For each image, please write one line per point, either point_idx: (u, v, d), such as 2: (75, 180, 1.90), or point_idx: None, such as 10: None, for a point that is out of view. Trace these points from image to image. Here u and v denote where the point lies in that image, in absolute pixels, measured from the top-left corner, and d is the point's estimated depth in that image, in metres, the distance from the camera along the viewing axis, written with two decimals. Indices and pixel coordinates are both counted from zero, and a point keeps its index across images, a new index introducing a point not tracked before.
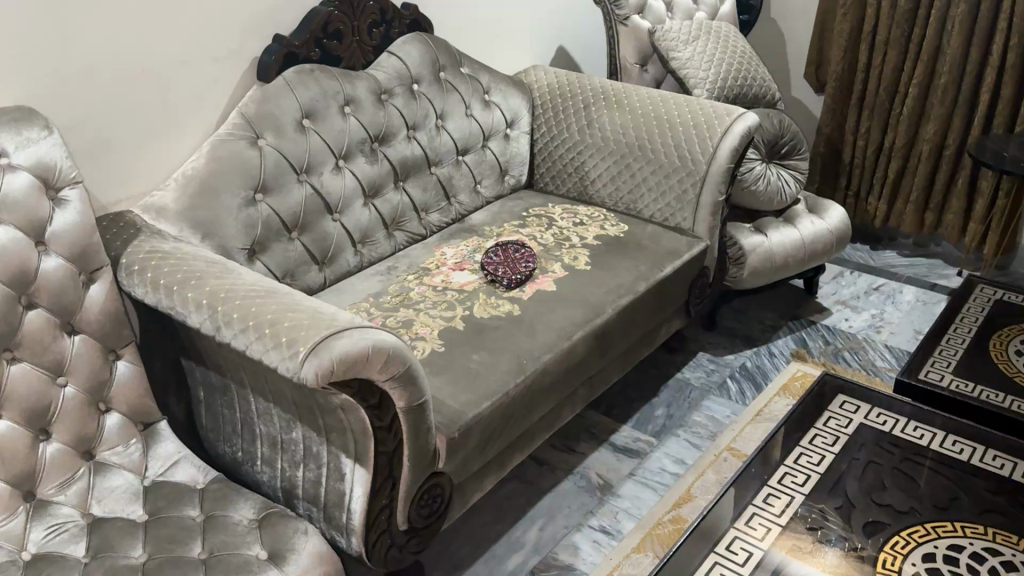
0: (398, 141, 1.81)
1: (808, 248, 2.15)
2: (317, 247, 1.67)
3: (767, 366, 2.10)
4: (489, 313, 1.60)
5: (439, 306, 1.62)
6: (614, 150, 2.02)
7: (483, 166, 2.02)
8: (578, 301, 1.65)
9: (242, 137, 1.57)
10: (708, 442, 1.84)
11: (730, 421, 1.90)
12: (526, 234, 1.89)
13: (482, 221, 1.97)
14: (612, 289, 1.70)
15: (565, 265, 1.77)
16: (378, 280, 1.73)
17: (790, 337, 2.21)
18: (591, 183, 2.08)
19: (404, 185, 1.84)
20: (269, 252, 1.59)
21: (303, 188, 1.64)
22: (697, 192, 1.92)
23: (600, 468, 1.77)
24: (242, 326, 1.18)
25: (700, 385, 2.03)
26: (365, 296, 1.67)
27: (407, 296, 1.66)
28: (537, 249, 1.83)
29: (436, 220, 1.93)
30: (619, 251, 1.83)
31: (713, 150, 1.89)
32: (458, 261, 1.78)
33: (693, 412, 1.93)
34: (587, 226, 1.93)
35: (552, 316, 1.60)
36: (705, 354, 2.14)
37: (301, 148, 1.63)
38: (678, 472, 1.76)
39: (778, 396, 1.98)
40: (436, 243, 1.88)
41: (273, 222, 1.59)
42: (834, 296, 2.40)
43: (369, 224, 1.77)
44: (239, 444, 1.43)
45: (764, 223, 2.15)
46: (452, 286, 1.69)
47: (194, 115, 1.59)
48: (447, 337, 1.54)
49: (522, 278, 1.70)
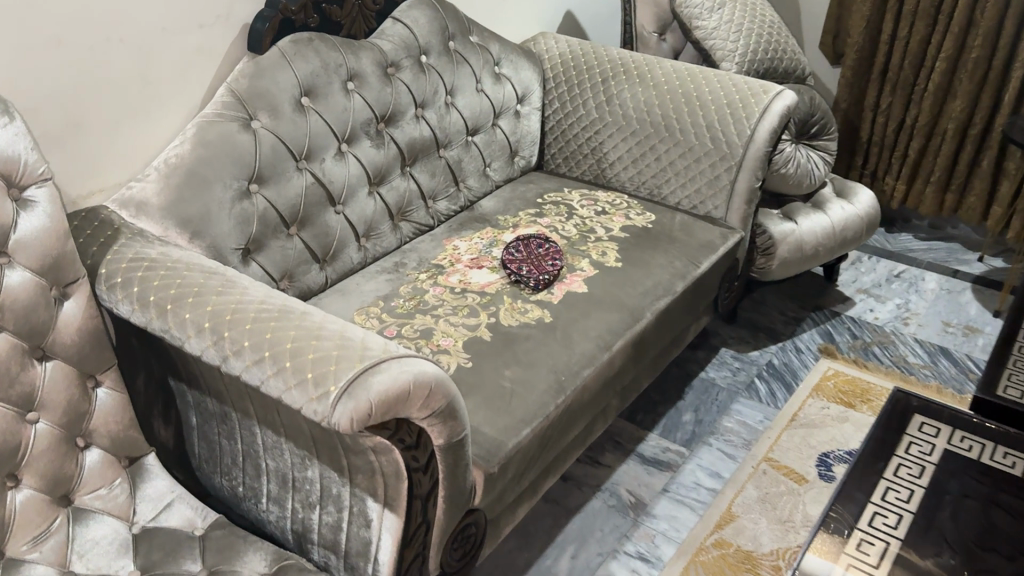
0: (405, 122, 1.60)
1: (838, 236, 2.01)
2: (318, 243, 1.48)
3: (795, 363, 1.96)
4: (517, 320, 1.43)
5: (460, 312, 1.44)
6: (636, 129, 1.84)
7: (493, 147, 1.83)
8: (614, 305, 1.48)
9: (233, 118, 1.36)
10: (743, 452, 1.70)
11: (764, 427, 1.76)
12: (546, 224, 1.71)
13: (493, 209, 1.78)
14: (648, 290, 1.53)
15: (594, 262, 1.59)
16: (386, 280, 1.54)
17: (815, 329, 2.08)
18: (609, 166, 1.90)
19: (411, 170, 1.64)
20: (266, 251, 1.40)
21: (303, 177, 1.43)
22: (730, 179, 1.75)
23: (630, 484, 1.62)
24: (255, 357, 0.99)
25: (728, 386, 1.88)
26: (374, 300, 1.48)
27: (422, 300, 1.47)
28: (559, 242, 1.64)
29: (444, 208, 1.73)
30: (650, 244, 1.66)
31: (749, 132, 1.72)
32: (474, 258, 1.60)
33: (723, 417, 1.79)
34: (611, 215, 1.76)
35: (589, 323, 1.43)
36: (728, 349, 1.99)
37: (301, 131, 1.42)
38: (715, 488, 1.62)
39: (811, 398, 1.85)
40: (446, 236, 1.68)
41: (270, 217, 1.39)
42: (855, 284, 2.27)
43: (373, 215, 1.57)
44: (240, 479, 1.24)
45: (792, 209, 1.99)
46: (472, 288, 1.50)
47: (177, 92, 1.37)
48: (474, 349, 1.36)
49: (550, 278, 1.52)
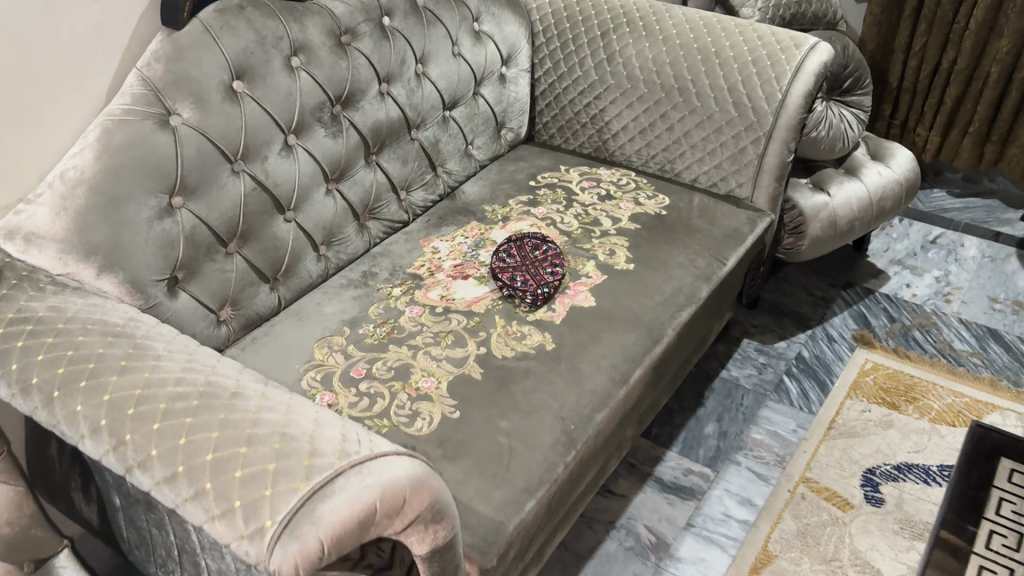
0: (368, 102, 1.31)
1: (874, 206, 1.75)
2: (264, 260, 1.21)
3: (827, 355, 1.72)
4: (513, 349, 1.17)
5: (443, 341, 1.18)
6: (644, 93, 1.56)
7: (475, 121, 1.54)
8: (628, 323, 1.23)
9: (146, 114, 1.07)
10: (776, 472, 1.47)
11: (798, 440, 1.53)
12: (541, 215, 1.44)
13: (478, 197, 1.50)
14: (668, 299, 1.28)
15: (600, 264, 1.33)
16: (352, 297, 1.28)
17: (847, 312, 1.84)
18: (613, 137, 1.62)
19: (378, 159, 1.36)
20: (199, 278, 1.13)
21: (241, 182, 1.16)
22: (758, 152, 1.48)
23: (649, 518, 1.40)
24: (168, 473, 0.73)
25: (753, 387, 1.65)
26: (337, 327, 1.22)
27: (396, 325, 1.21)
28: (558, 240, 1.38)
29: (420, 199, 1.46)
30: (665, 238, 1.40)
31: (781, 95, 1.45)
32: (457, 264, 1.33)
33: (751, 428, 1.56)
34: (618, 200, 1.49)
35: (600, 349, 1.18)
36: (751, 341, 1.75)
37: (233, 125, 1.14)
38: (747, 520, 1.39)
39: (849, 400, 1.62)
40: (423, 234, 1.42)
41: (201, 237, 1.12)
42: (887, 254, 2.02)
43: (334, 218, 1.30)
44: (178, 572, 1.01)
45: (824, 176, 1.73)
46: (456, 305, 1.25)
47: (73, 83, 1.08)
48: (461, 392, 1.11)
49: (549, 291, 1.25)
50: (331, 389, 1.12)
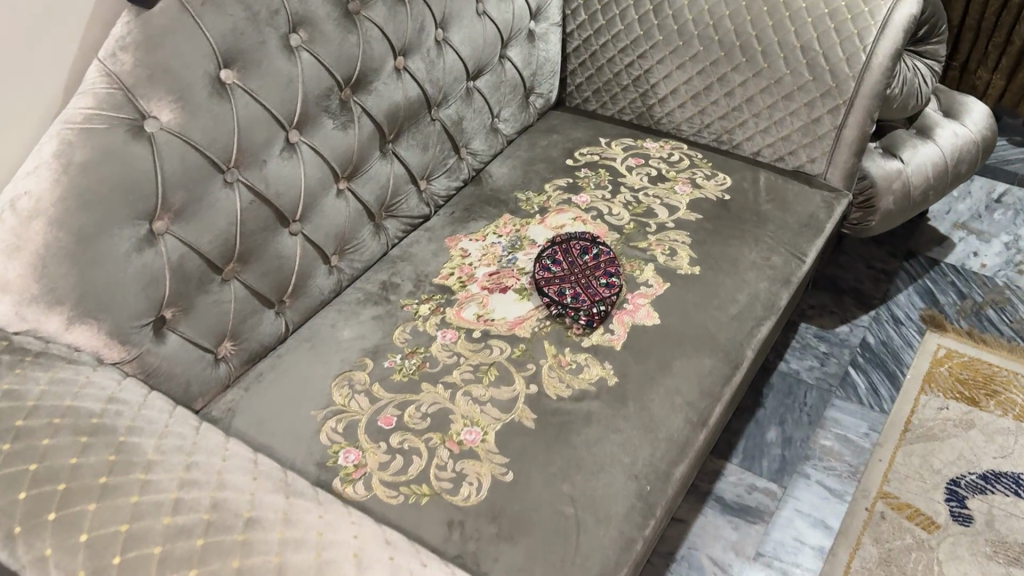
0: (383, 81, 1.09)
1: (948, 170, 1.55)
2: (267, 283, 1.01)
3: (895, 341, 1.55)
4: (568, 385, 0.99)
5: (486, 377, 1.00)
6: (698, 53, 1.33)
7: (502, 89, 1.32)
8: (700, 346, 1.05)
9: (115, 119, 0.84)
10: (850, 487, 1.32)
11: (871, 446, 1.38)
12: (584, 205, 1.24)
13: (509, 182, 1.30)
14: (744, 312, 1.09)
15: (661, 267, 1.14)
16: (372, 317, 1.09)
17: (912, 288, 1.66)
18: (659, 102, 1.41)
19: (394, 148, 1.14)
20: (192, 315, 0.94)
21: (236, 195, 0.95)
22: (835, 124, 1.27)
23: (711, 548, 1.25)
24: None
25: (816, 382, 1.48)
26: (358, 359, 1.03)
27: (428, 356, 1.03)
28: (609, 237, 1.18)
29: (443, 186, 1.25)
30: (732, 232, 1.20)
31: (865, 56, 1.21)
32: (492, 272, 1.14)
33: (818, 433, 1.40)
34: (672, 183, 1.29)
35: (672, 383, 1.00)
36: (809, 325, 1.58)
37: (223, 126, 0.92)
38: (823, 546, 1.24)
39: (924, 396, 1.45)
40: (448, 232, 1.21)
41: (192, 266, 0.92)
42: (949, 216, 1.83)
43: (347, 224, 1.10)
44: None
45: (895, 138, 1.51)
46: (497, 327, 1.06)
47: (18, 83, 0.86)
48: (513, 445, 0.93)
49: (606, 308, 1.06)
50: (357, 443, 0.94)
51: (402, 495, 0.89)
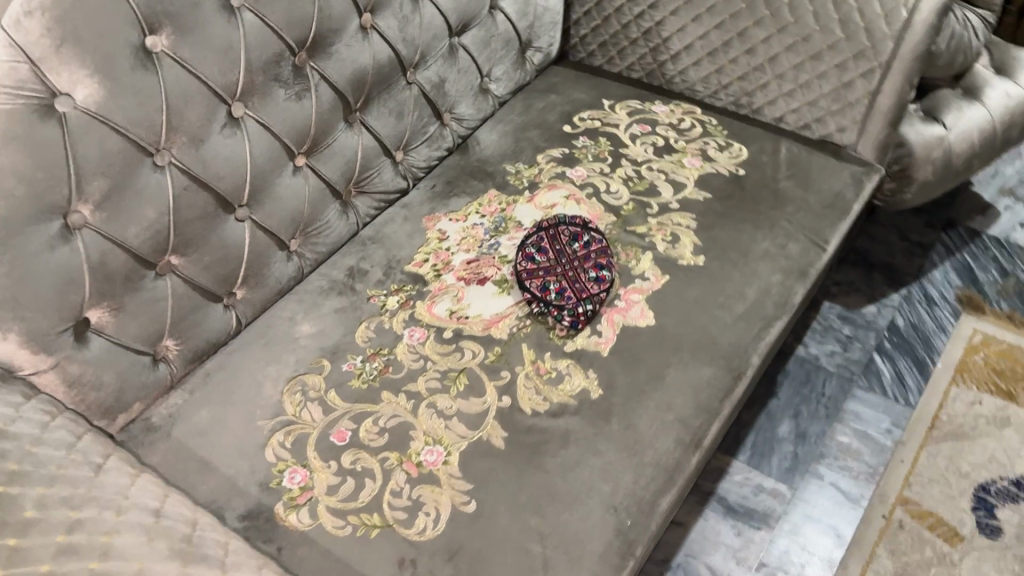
0: (346, 43, 0.96)
1: (996, 136, 1.39)
2: (211, 276, 0.91)
3: (926, 324, 1.42)
4: (545, 397, 0.88)
5: (454, 387, 0.89)
6: (716, 4, 1.17)
7: (492, 45, 1.18)
8: (699, 351, 0.93)
9: (22, 97, 0.71)
10: (867, 491, 1.21)
11: (893, 444, 1.26)
12: (580, 181, 1.11)
13: (498, 151, 1.17)
14: (752, 311, 0.97)
15: (660, 257, 1.01)
16: (335, 309, 0.98)
17: (949, 263, 1.51)
18: (671, 59, 1.25)
19: (363, 118, 1.02)
20: (121, 316, 0.84)
21: (168, 180, 0.83)
22: (869, 90, 1.11)
23: (711, 556, 1.15)
24: None
25: (837, 369, 1.36)
26: (315, 360, 0.93)
27: (391, 358, 0.92)
28: (603, 220, 1.05)
29: (422, 157, 1.13)
30: (744, 214, 1.07)
31: (907, 13, 1.05)
32: (471, 259, 1.02)
33: (836, 429, 1.28)
34: (680, 155, 1.15)
35: (664, 397, 0.88)
36: (832, 304, 1.45)
37: (149, 102, 0.80)
38: (833, 558, 1.14)
39: (955, 388, 1.32)
40: (426, 210, 1.09)
41: (118, 262, 0.81)
42: (995, 181, 1.67)
43: (306, 204, 0.98)
44: None
45: (940, 98, 1.35)
46: (471, 325, 0.94)
47: None
48: (478, 469, 0.83)
49: (593, 306, 0.94)
50: (305, 462, 0.84)
51: (351, 526, 0.79)
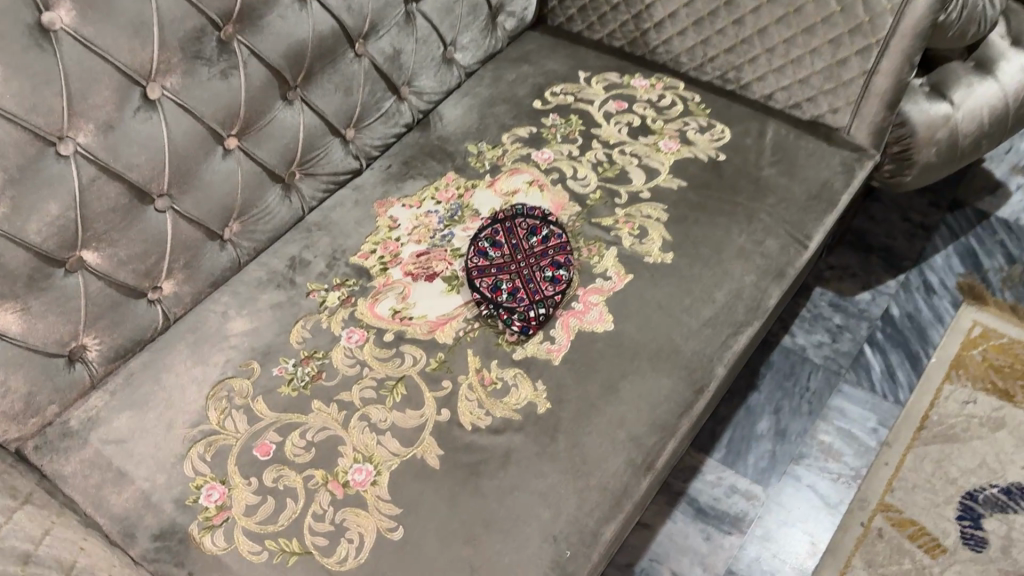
0: (280, 14, 0.87)
1: (1007, 112, 1.28)
2: (130, 271, 0.84)
3: (923, 314, 1.33)
4: (487, 411, 0.81)
5: (390, 397, 0.82)
6: None
7: (456, 12, 1.08)
8: (659, 362, 0.85)
9: None
10: (847, 496, 1.14)
11: (878, 446, 1.19)
12: (545, 164, 1.03)
13: (460, 129, 1.08)
14: (721, 316, 0.89)
15: (624, 253, 0.93)
16: (272, 305, 0.91)
17: (952, 248, 1.42)
18: (654, 27, 1.15)
19: (304, 96, 0.94)
20: (27, 316, 0.78)
21: (73, 170, 0.76)
22: (865, 69, 1.01)
23: (677, 561, 1.10)
24: None
25: (824, 362, 1.28)
26: (244, 362, 0.87)
27: (325, 363, 0.86)
28: (566, 211, 0.97)
29: (376, 135, 1.04)
30: (720, 206, 0.98)
31: None
32: (421, 252, 0.94)
33: (818, 427, 1.21)
34: (656, 138, 1.06)
35: (617, 413, 0.81)
36: (824, 290, 1.36)
37: (47, 86, 0.72)
38: (805, 567, 1.08)
39: (948, 385, 1.25)
40: (378, 193, 1.01)
41: (18, 262, 0.75)
42: (1010, 157, 1.55)
43: (239, 191, 0.91)
44: None
45: (948, 72, 1.23)
46: (414, 327, 0.87)
47: None
48: (409, 491, 0.76)
49: (547, 310, 0.87)
50: (224, 478, 0.78)
51: (268, 552, 0.74)
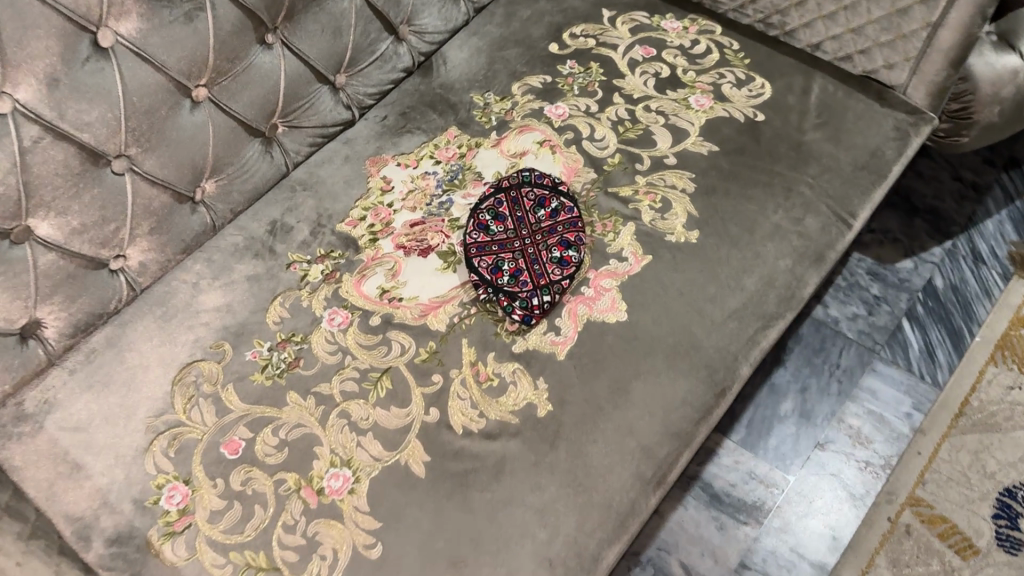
0: None
1: None
2: (87, 240, 0.75)
3: (969, 286, 1.22)
4: (481, 411, 0.73)
5: (374, 392, 0.74)
6: None
7: None
8: (676, 359, 0.76)
9: None
10: (875, 486, 1.06)
11: (911, 433, 1.10)
12: (558, 121, 0.91)
13: (466, 75, 0.96)
14: (749, 307, 0.79)
15: (644, 229, 0.83)
16: (248, 277, 0.82)
17: (1006, 212, 1.29)
18: None
19: (286, 39, 0.82)
20: None
21: (12, 130, 0.66)
22: (929, 21, 0.87)
23: (687, 552, 1.03)
24: None
25: (857, 337, 1.18)
26: (215, 344, 0.78)
27: (304, 349, 0.77)
28: (580, 178, 0.87)
29: (371, 81, 0.93)
30: (755, 176, 0.87)
31: None
32: (415, 221, 0.84)
33: (847, 409, 1.12)
34: (686, 92, 0.94)
35: (626, 418, 0.73)
36: (861, 257, 1.25)
37: None
38: (824, 564, 1.01)
39: (991, 368, 1.15)
40: (371, 149, 0.91)
41: None
42: None
43: (211, 149, 0.81)
44: None
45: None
46: (404, 310, 0.78)
47: None
48: (390, 502, 0.69)
49: (553, 296, 0.77)
50: (188, 478, 0.71)
51: (233, 566, 0.67)
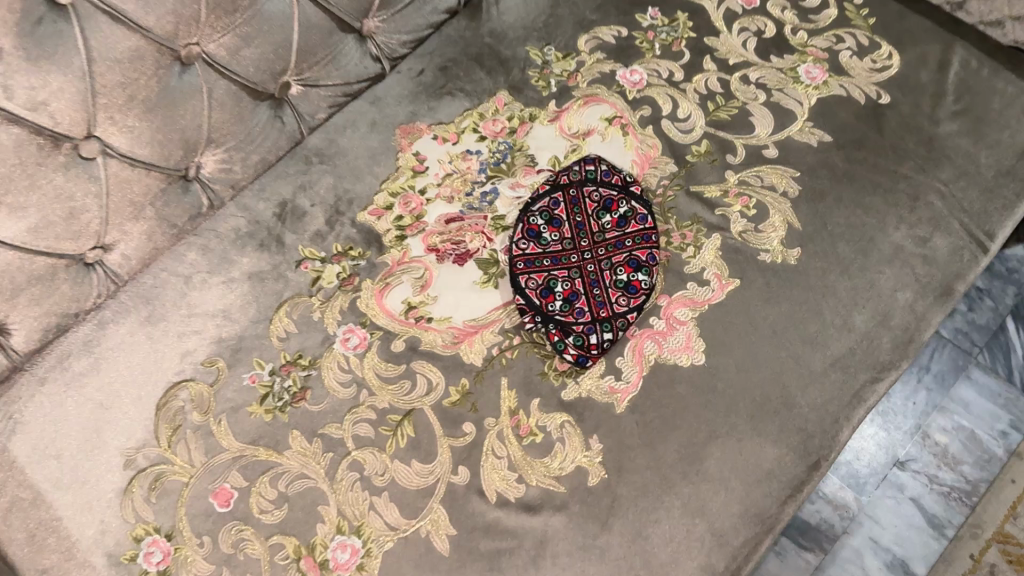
0: None
1: None
2: (50, 239, 0.60)
3: None
4: (520, 475, 0.60)
5: (393, 440, 0.61)
6: None
7: None
8: (763, 420, 0.62)
9: None
10: (958, 517, 0.94)
11: (1005, 456, 0.96)
12: (633, 92, 0.75)
13: (524, 20, 0.78)
14: (855, 354, 0.64)
15: (731, 244, 0.68)
16: (251, 275, 0.69)
17: None
18: None
19: None
20: None
21: None
22: None
23: None
24: None
25: (953, 336, 1.03)
26: (208, 360, 0.65)
27: (313, 376, 0.64)
28: (656, 171, 0.71)
29: (409, 26, 0.75)
30: (872, 179, 0.70)
31: None
32: (453, 216, 0.70)
33: (934, 422, 0.98)
34: (795, 60, 0.76)
35: (696, 495, 0.60)
36: None
37: None
38: None
39: None
40: (403, 115, 0.75)
41: None
42: None
43: (206, 120, 0.65)
44: None
45: None
46: (434, 334, 0.65)
47: None
48: None
49: (614, 332, 0.64)
50: (171, 532, 0.60)
51: None
